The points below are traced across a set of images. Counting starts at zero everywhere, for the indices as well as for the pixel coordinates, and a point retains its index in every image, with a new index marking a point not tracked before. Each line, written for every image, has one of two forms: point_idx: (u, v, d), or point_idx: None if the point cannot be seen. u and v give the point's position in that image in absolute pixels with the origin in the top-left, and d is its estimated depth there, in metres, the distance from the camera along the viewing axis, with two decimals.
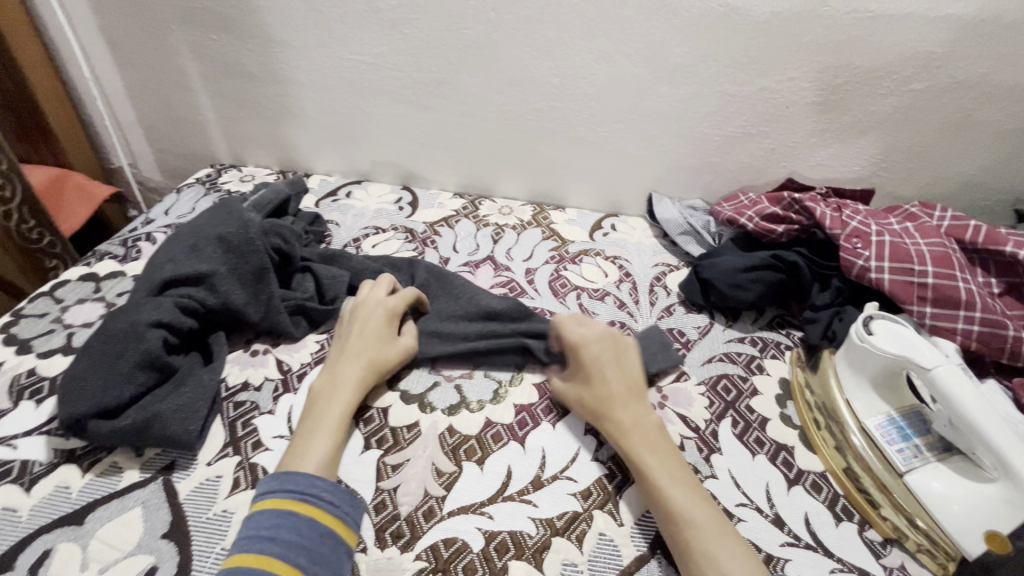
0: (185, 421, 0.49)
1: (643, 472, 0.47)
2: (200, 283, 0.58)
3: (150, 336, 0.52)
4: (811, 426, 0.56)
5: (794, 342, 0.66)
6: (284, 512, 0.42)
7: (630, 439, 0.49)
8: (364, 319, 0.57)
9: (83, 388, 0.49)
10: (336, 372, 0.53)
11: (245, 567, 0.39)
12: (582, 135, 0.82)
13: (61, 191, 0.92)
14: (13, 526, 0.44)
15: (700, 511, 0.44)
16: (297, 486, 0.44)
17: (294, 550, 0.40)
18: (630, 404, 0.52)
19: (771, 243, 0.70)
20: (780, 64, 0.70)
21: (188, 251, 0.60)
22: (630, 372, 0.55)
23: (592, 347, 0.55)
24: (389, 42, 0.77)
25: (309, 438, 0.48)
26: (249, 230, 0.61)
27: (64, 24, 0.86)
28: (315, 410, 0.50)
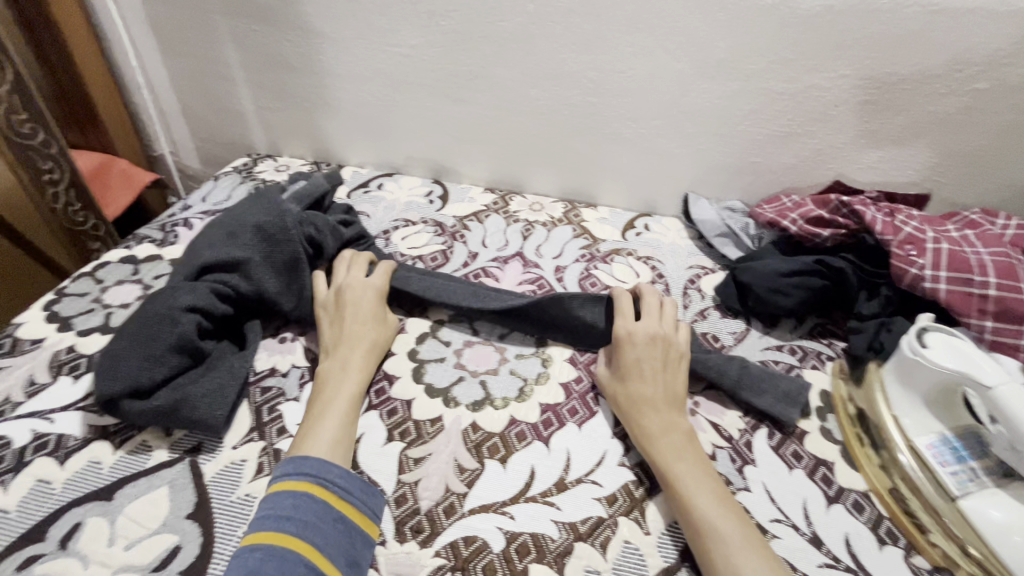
0: (214, 405, 0.50)
1: (671, 482, 0.46)
2: (235, 269, 0.58)
3: (185, 319, 0.53)
4: (853, 441, 0.53)
5: (837, 353, 0.63)
6: (300, 494, 0.43)
7: (659, 447, 0.48)
8: (355, 302, 0.59)
9: (119, 367, 0.50)
10: (343, 355, 0.55)
11: (264, 545, 0.40)
12: (618, 132, 0.80)
13: (106, 176, 0.96)
14: (47, 498, 0.45)
15: (730, 524, 0.43)
16: (312, 469, 0.45)
17: (311, 530, 0.42)
18: (664, 411, 0.51)
19: (815, 247, 0.67)
20: (831, 60, 0.67)
21: (224, 238, 0.60)
22: (675, 375, 0.54)
23: (641, 347, 0.54)
24: (425, 33, 0.77)
25: (321, 420, 0.49)
26: (286, 221, 0.61)
27: (115, 14, 0.89)
28: (325, 395, 0.51)
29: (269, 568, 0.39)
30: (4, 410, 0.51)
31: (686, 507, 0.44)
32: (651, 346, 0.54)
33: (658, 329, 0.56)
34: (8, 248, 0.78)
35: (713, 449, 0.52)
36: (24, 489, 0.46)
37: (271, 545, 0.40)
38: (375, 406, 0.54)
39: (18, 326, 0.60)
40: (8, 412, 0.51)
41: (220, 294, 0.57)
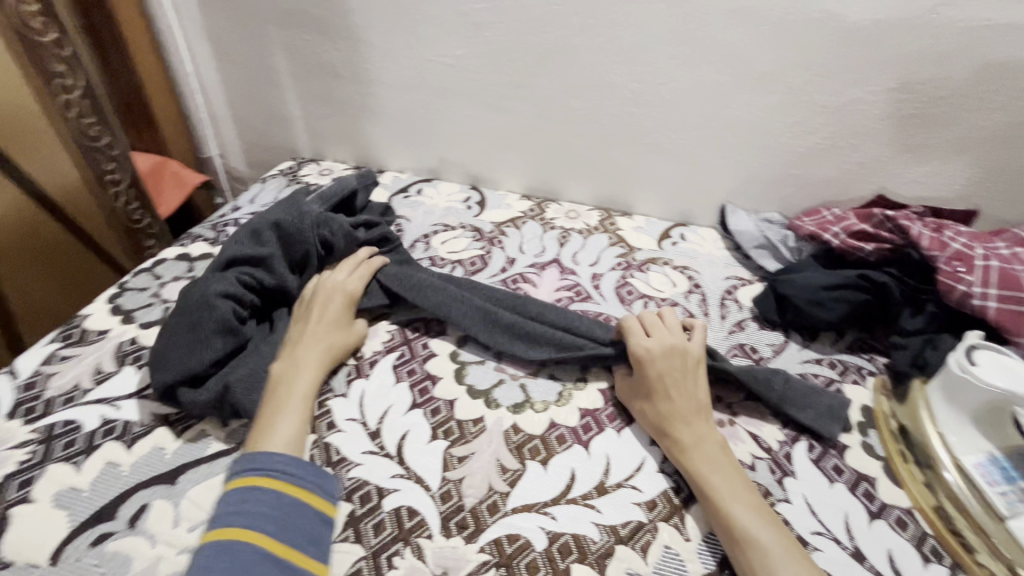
0: (253, 391, 0.52)
1: (708, 495, 0.46)
2: (259, 265, 0.61)
3: (220, 305, 0.56)
4: (897, 457, 0.53)
5: (879, 368, 0.62)
6: (248, 488, 0.45)
7: (693, 460, 0.48)
8: (322, 304, 0.59)
9: (171, 358, 0.53)
10: (299, 353, 0.55)
11: (217, 541, 0.42)
12: (657, 142, 0.80)
13: (160, 177, 1.00)
14: (116, 480, 0.48)
15: (770, 536, 0.43)
16: (258, 463, 0.46)
17: (262, 521, 0.43)
18: (693, 423, 0.50)
19: (858, 261, 0.66)
20: (876, 73, 0.67)
21: (250, 236, 0.64)
22: (698, 386, 0.53)
23: (661, 361, 0.54)
24: (470, 44, 0.80)
25: (280, 413, 0.50)
26: (305, 223, 0.64)
27: (175, 22, 0.93)
28: (280, 390, 0.52)
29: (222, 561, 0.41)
30: (75, 396, 0.54)
31: (725, 519, 0.44)
32: (670, 359, 0.54)
33: (671, 342, 0.55)
34: (75, 244, 0.82)
35: (752, 459, 0.52)
36: (95, 470, 0.48)
37: (223, 540, 0.42)
38: (419, 405, 0.55)
39: (86, 317, 0.63)
40: (79, 397, 0.54)
41: (250, 285, 0.59)
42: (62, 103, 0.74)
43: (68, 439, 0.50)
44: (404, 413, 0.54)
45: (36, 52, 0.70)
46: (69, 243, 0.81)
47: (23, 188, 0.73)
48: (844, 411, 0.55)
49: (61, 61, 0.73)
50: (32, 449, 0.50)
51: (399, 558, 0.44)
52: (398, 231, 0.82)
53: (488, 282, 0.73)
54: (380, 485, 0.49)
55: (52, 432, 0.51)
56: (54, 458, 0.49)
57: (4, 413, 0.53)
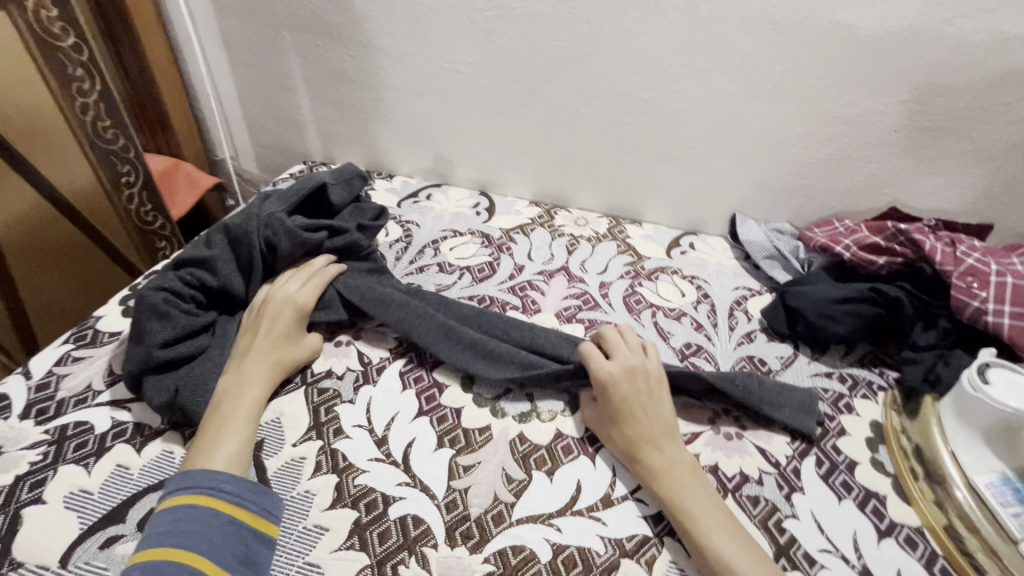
0: (197, 390, 0.53)
1: (683, 521, 0.45)
2: (204, 266, 0.61)
3: (153, 296, 0.55)
4: (907, 475, 0.52)
5: (889, 383, 0.62)
6: (191, 507, 0.43)
7: (665, 485, 0.47)
8: (270, 319, 0.57)
9: (126, 351, 0.54)
10: (245, 369, 0.54)
11: (149, 561, 0.40)
12: (667, 150, 0.80)
13: (173, 179, 1.01)
14: (125, 482, 0.48)
15: (748, 562, 0.42)
16: (199, 481, 0.45)
17: (200, 542, 0.42)
18: (663, 446, 0.49)
19: (869, 274, 0.66)
20: (891, 85, 0.66)
21: (203, 239, 0.63)
22: (662, 408, 0.52)
23: (624, 385, 0.52)
24: (482, 51, 0.80)
25: (220, 433, 0.49)
26: (251, 224, 0.63)
27: (190, 27, 0.94)
28: (222, 408, 0.51)
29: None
30: (87, 397, 0.55)
31: (702, 546, 0.43)
32: (632, 381, 0.52)
33: (631, 363, 0.53)
34: (90, 246, 0.83)
35: (760, 474, 0.52)
36: (105, 472, 0.49)
37: (157, 561, 0.40)
38: (426, 412, 0.55)
39: (98, 319, 0.64)
40: (91, 398, 0.55)
41: (192, 284, 0.59)
42: (79, 107, 0.75)
43: (79, 441, 0.51)
44: (411, 420, 0.55)
45: (55, 57, 0.71)
46: (85, 245, 0.82)
47: (41, 191, 0.74)
48: (816, 405, 0.57)
49: (78, 66, 0.74)
50: (44, 450, 0.50)
51: (404, 567, 0.44)
52: (407, 236, 0.82)
53: (496, 289, 0.73)
54: (386, 493, 0.49)
55: (64, 433, 0.52)
56: (64, 459, 0.49)
57: (17, 413, 0.53)
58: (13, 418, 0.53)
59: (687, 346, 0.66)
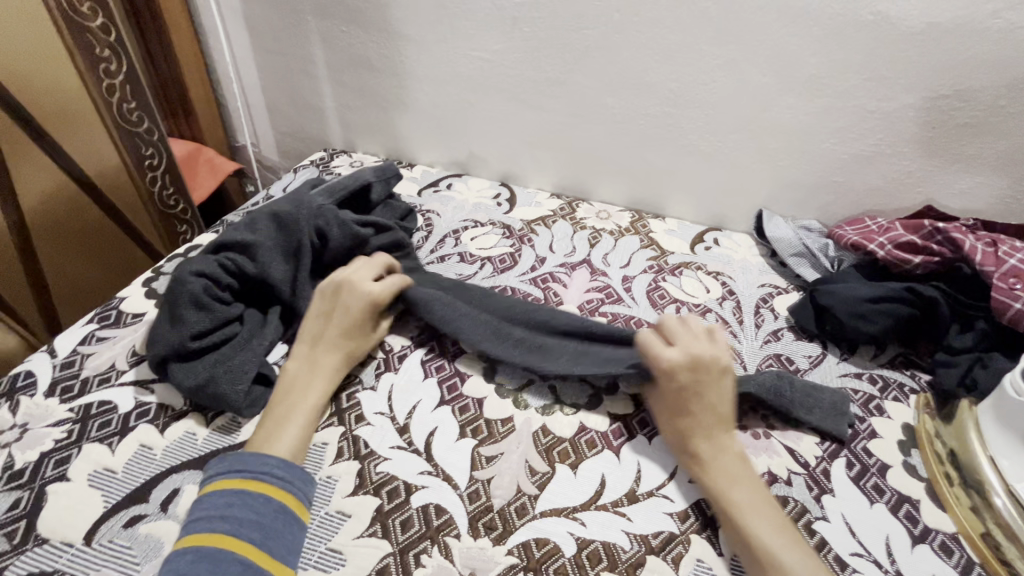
0: (232, 379, 0.51)
1: (729, 515, 0.44)
2: (245, 251, 0.59)
3: (193, 281, 0.54)
4: (941, 480, 0.51)
5: (921, 386, 0.60)
6: (236, 491, 0.42)
7: (714, 476, 0.46)
8: (348, 303, 0.56)
9: (159, 334, 0.53)
10: (314, 357, 0.54)
11: (196, 546, 0.39)
12: (694, 143, 0.78)
13: (195, 164, 1.01)
14: (149, 462, 0.48)
15: (793, 561, 0.40)
16: (246, 464, 0.44)
17: (246, 527, 0.41)
18: (715, 437, 0.48)
19: (903, 274, 0.64)
20: (932, 80, 0.64)
21: (247, 222, 0.62)
22: (722, 397, 0.49)
23: (683, 371, 0.49)
24: (508, 39, 0.79)
25: (283, 421, 0.49)
26: (303, 214, 0.62)
27: (214, 11, 0.94)
28: (289, 397, 0.51)
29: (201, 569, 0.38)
30: (111, 376, 0.55)
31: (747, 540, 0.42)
32: (694, 368, 0.49)
33: (692, 350, 0.50)
34: (114, 230, 0.83)
35: (788, 474, 0.51)
36: (129, 451, 0.49)
37: (203, 546, 0.39)
38: (447, 401, 0.55)
39: (122, 300, 0.64)
40: (114, 378, 0.55)
41: (231, 271, 0.57)
42: (107, 88, 0.76)
43: (103, 420, 0.51)
44: (432, 409, 0.54)
45: (83, 36, 0.72)
46: (109, 230, 0.82)
47: (66, 169, 0.74)
48: (847, 406, 0.55)
49: (106, 47, 0.74)
50: (69, 427, 0.50)
51: (426, 556, 0.44)
52: (428, 226, 0.82)
53: (517, 280, 0.72)
54: (408, 481, 0.48)
55: (88, 412, 0.52)
56: (89, 438, 0.49)
57: (42, 390, 0.53)
58: (39, 395, 0.53)
59: None
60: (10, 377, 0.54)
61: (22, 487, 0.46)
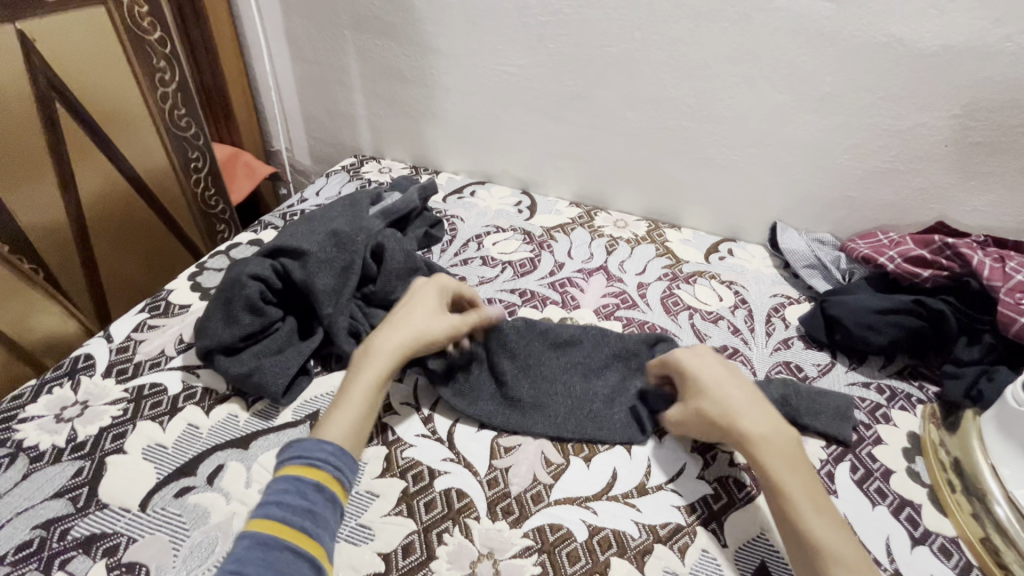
0: (276, 374, 0.56)
1: (783, 494, 0.45)
2: (298, 258, 0.62)
3: (249, 285, 0.58)
4: (943, 486, 0.53)
5: (928, 397, 0.62)
6: (294, 478, 0.43)
7: (763, 459, 0.47)
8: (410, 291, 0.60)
9: (210, 324, 0.58)
10: (372, 342, 0.54)
11: (253, 531, 0.40)
12: (711, 157, 0.81)
13: (234, 166, 1.07)
14: (195, 440, 0.52)
15: (845, 542, 0.42)
16: (306, 451, 0.45)
17: (298, 515, 0.41)
18: (761, 420, 0.49)
19: (913, 287, 0.66)
20: (944, 99, 0.66)
21: (306, 231, 0.65)
22: (744, 380, 0.53)
23: (700, 361, 0.53)
24: (533, 55, 0.83)
25: (340, 407, 0.50)
26: (359, 235, 0.65)
27: (257, 24, 1.00)
28: (346, 382, 0.52)
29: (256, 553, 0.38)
30: (161, 361, 0.60)
31: (800, 518, 0.44)
32: (713, 365, 0.53)
33: (701, 346, 0.55)
34: (160, 229, 0.89)
35: None
36: (178, 429, 0.53)
37: (260, 532, 0.40)
38: None
39: (170, 291, 0.69)
40: (164, 362, 0.60)
41: (281, 273, 0.61)
42: (160, 97, 0.82)
43: (154, 400, 0.56)
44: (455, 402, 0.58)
45: (143, 48, 0.78)
46: (156, 228, 0.88)
47: (122, 171, 0.80)
48: (852, 411, 0.58)
49: (161, 58, 0.81)
50: (124, 406, 0.55)
51: (448, 535, 0.47)
52: (452, 231, 0.85)
53: (536, 284, 0.76)
54: (432, 466, 0.52)
55: (141, 392, 0.56)
56: (142, 416, 0.54)
57: (100, 371, 0.58)
58: (97, 375, 0.58)
59: (723, 348, 0.67)
60: (71, 358, 0.59)
61: (84, 458, 0.50)
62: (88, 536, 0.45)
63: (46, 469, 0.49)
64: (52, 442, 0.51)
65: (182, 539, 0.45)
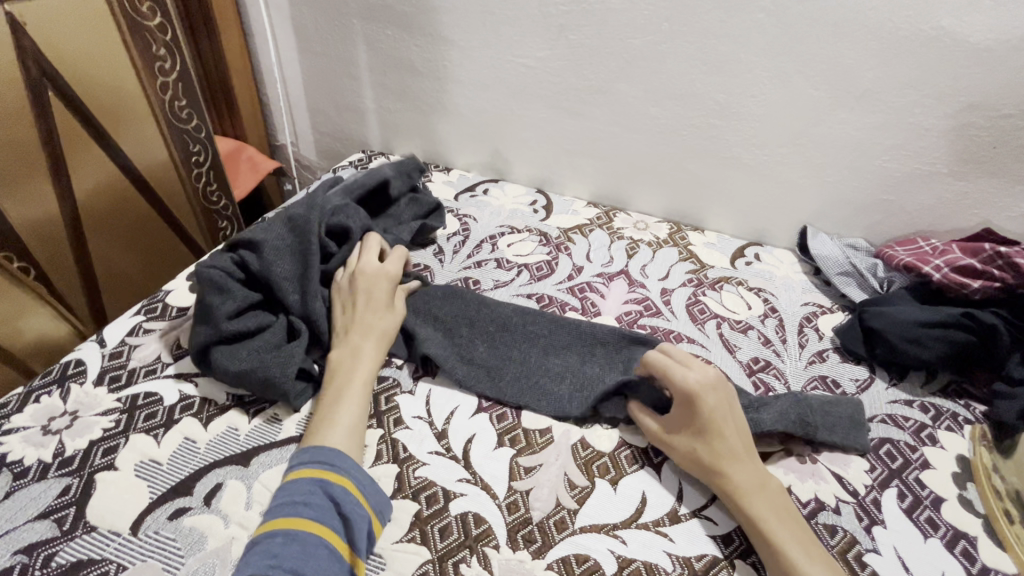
0: (282, 365, 0.52)
1: (777, 547, 0.42)
2: (254, 248, 0.59)
3: (208, 280, 0.55)
4: (1001, 518, 0.48)
5: (976, 417, 0.57)
6: (317, 480, 0.43)
7: (753, 503, 0.45)
8: (367, 278, 0.60)
9: (198, 328, 0.54)
10: (353, 343, 0.55)
11: (284, 529, 0.40)
12: (739, 156, 0.77)
13: (238, 161, 1.04)
14: (193, 456, 0.49)
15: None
16: (326, 456, 0.45)
17: (326, 514, 0.42)
18: (748, 461, 0.47)
19: (961, 298, 0.62)
20: (995, 96, 0.62)
21: (266, 224, 0.63)
22: (742, 418, 0.50)
23: (712, 395, 0.49)
24: (552, 47, 0.79)
25: (332, 411, 0.50)
26: (313, 214, 0.63)
27: (262, 12, 0.96)
28: (336, 383, 0.52)
29: (290, 551, 0.39)
30: (156, 368, 0.56)
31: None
32: (717, 393, 0.49)
33: (712, 372, 0.50)
34: (160, 227, 0.85)
35: (836, 502, 0.50)
36: (174, 444, 0.49)
37: (293, 529, 0.40)
38: (485, 408, 0.55)
39: (168, 293, 0.65)
40: (160, 370, 0.56)
41: (241, 265, 0.58)
42: (160, 86, 0.78)
43: (148, 411, 0.52)
44: (470, 416, 0.54)
45: (142, 36, 0.74)
46: (156, 224, 0.84)
47: (118, 163, 0.76)
48: (862, 416, 0.55)
49: (161, 46, 0.77)
50: (116, 417, 0.51)
51: (465, 565, 0.43)
52: (464, 231, 0.81)
53: (554, 288, 0.72)
54: (447, 488, 0.48)
55: (134, 403, 0.53)
56: (135, 428, 0.50)
57: (91, 379, 0.54)
58: (88, 384, 0.54)
59: (754, 360, 0.63)
60: (61, 364, 0.56)
61: (71, 474, 0.47)
62: (74, 564, 0.41)
63: (31, 487, 0.46)
64: (37, 456, 0.48)
65: (175, 567, 0.41)
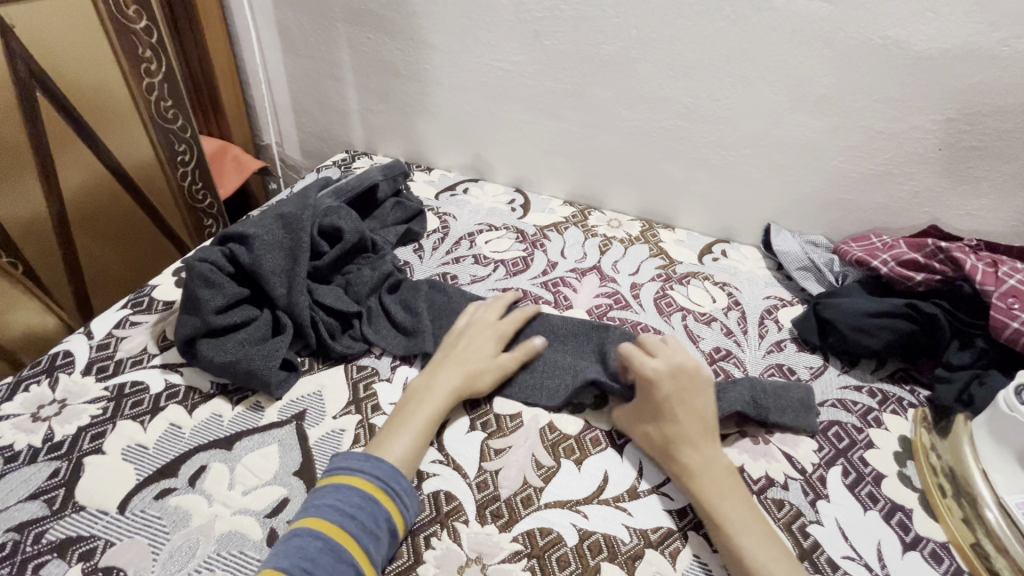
0: (266, 357, 0.55)
1: (719, 521, 0.45)
2: (244, 243, 0.61)
3: (199, 268, 0.56)
4: (935, 492, 0.52)
5: (919, 401, 0.62)
6: (371, 498, 0.45)
7: (700, 483, 0.48)
8: (476, 331, 0.59)
9: (184, 318, 0.56)
10: (436, 377, 0.55)
11: (324, 536, 0.42)
12: (706, 157, 0.81)
13: (223, 160, 1.05)
14: (178, 440, 0.51)
15: (782, 569, 0.42)
16: (387, 476, 0.46)
17: (367, 535, 0.43)
18: (702, 444, 0.50)
19: (906, 290, 0.66)
20: (937, 102, 0.66)
21: (259, 219, 0.64)
22: (704, 404, 0.52)
23: (667, 382, 0.52)
24: (528, 51, 0.82)
25: (397, 429, 0.50)
26: (305, 214, 0.65)
27: (248, 15, 0.98)
28: (409, 408, 0.52)
29: (323, 561, 0.41)
30: (142, 359, 0.58)
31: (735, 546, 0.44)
32: (676, 380, 0.53)
33: (675, 361, 0.54)
34: (146, 225, 0.87)
35: (785, 479, 0.53)
36: (160, 429, 0.52)
37: (332, 539, 0.42)
38: None
39: (154, 287, 0.67)
40: (146, 360, 0.58)
41: (230, 258, 0.60)
42: (146, 86, 0.80)
43: (135, 399, 0.54)
44: None
45: (129, 38, 0.76)
46: (143, 222, 0.86)
47: (105, 162, 0.78)
48: (812, 401, 0.59)
49: (147, 48, 0.79)
50: (104, 405, 0.53)
51: (436, 539, 0.46)
52: (444, 228, 0.84)
53: (529, 283, 0.75)
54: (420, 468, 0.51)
55: (121, 391, 0.55)
56: (122, 415, 0.53)
57: (79, 369, 0.57)
58: (76, 373, 0.56)
59: (716, 350, 0.67)
60: (50, 355, 0.58)
61: (61, 458, 0.49)
62: (63, 539, 0.44)
63: (21, 470, 0.48)
64: (27, 441, 0.50)
65: (161, 543, 0.44)
